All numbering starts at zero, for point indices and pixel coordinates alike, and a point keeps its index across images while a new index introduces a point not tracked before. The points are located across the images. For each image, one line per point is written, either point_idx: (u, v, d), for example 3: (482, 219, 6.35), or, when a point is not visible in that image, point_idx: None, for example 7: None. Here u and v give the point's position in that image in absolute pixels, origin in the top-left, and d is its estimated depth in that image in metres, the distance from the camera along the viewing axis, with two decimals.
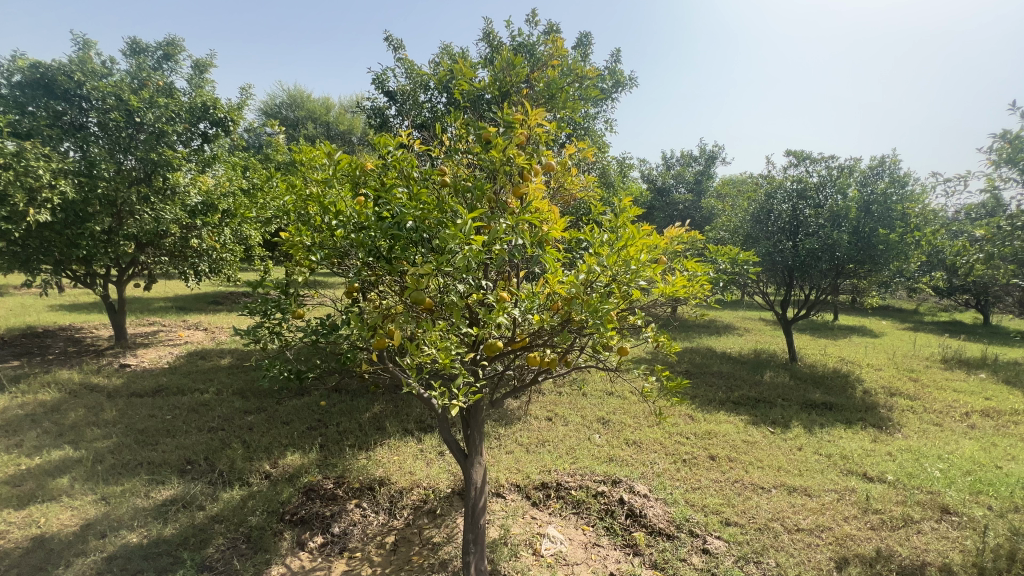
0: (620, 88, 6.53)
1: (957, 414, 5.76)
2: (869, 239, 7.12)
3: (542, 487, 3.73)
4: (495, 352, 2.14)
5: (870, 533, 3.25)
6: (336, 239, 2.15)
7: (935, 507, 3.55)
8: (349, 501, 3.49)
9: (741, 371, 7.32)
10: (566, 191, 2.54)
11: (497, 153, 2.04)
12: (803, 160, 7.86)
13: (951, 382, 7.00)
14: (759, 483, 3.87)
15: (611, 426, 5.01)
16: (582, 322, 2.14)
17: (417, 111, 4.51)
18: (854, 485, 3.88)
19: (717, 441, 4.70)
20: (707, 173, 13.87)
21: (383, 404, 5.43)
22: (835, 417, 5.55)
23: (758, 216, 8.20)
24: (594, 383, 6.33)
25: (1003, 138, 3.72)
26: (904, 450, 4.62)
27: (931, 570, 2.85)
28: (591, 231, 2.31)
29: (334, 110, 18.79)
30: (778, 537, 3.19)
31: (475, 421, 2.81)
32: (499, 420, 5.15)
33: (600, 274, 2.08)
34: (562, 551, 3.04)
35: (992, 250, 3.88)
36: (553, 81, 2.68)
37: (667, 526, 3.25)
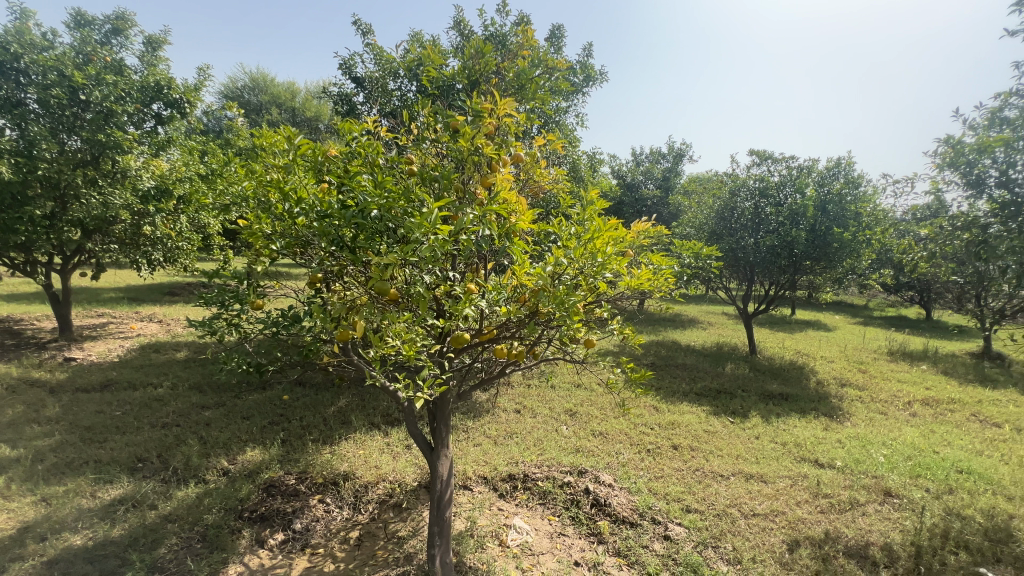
0: (591, 83, 6.57)
1: (900, 402, 6.13)
2: (825, 238, 7.50)
3: (509, 479, 3.76)
4: (462, 345, 2.13)
5: (820, 516, 3.42)
6: (297, 227, 2.06)
7: (879, 491, 3.77)
8: (312, 497, 3.42)
9: (704, 364, 7.54)
10: (536, 184, 2.51)
11: (464, 142, 2.00)
12: (766, 160, 8.13)
13: (896, 373, 7.45)
14: (718, 471, 4.01)
15: (579, 418, 5.09)
16: (549, 315, 2.14)
17: (386, 98, 4.40)
18: (806, 471, 4.07)
19: (680, 431, 4.85)
20: (675, 171, 14.20)
21: (349, 398, 5.33)
22: (790, 406, 5.82)
23: (722, 213, 8.41)
24: (563, 375, 6.40)
25: (947, 143, 3.94)
26: (853, 438, 4.88)
27: (873, 550, 3.03)
28: (558, 224, 2.32)
29: (299, 95, 18.16)
30: (735, 522, 3.31)
31: (442, 413, 2.78)
32: (467, 412, 5.15)
33: (567, 267, 2.09)
34: (528, 541, 3.06)
35: (936, 248, 4.08)
36: (524, 71, 2.64)
37: (630, 514, 3.31)
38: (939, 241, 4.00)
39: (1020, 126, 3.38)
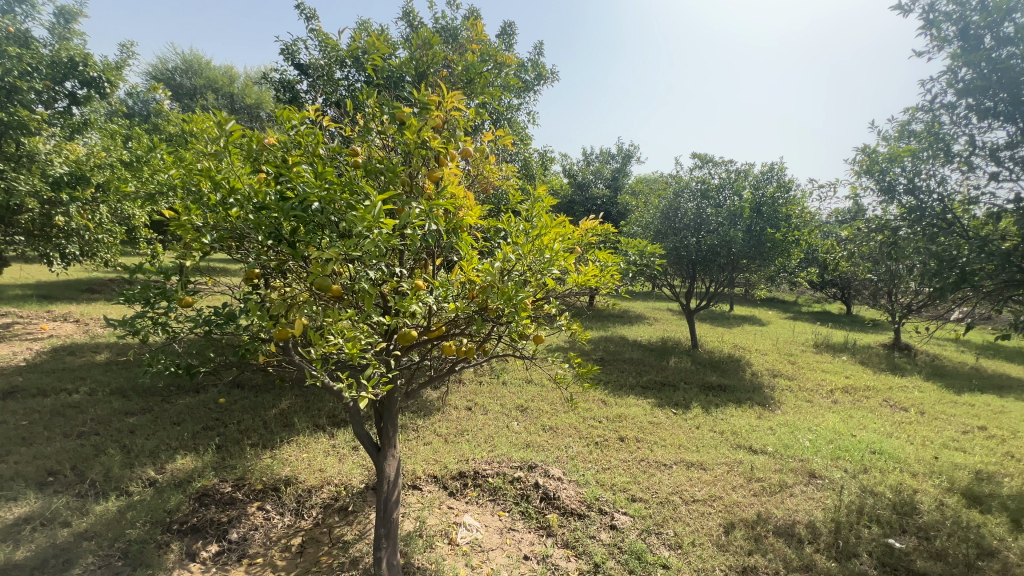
0: (542, 81, 6.63)
1: (823, 390, 6.64)
2: (760, 238, 8.00)
3: (459, 477, 3.74)
4: (409, 342, 2.10)
5: (752, 499, 3.64)
6: (231, 220, 1.93)
7: (805, 473, 4.06)
8: (251, 505, 3.25)
9: (649, 358, 7.84)
10: (485, 180, 2.49)
11: (410, 135, 1.93)
12: (707, 163, 8.53)
13: (820, 364, 8.07)
14: (662, 461, 4.18)
15: (529, 413, 5.14)
16: (497, 311, 2.14)
17: (333, 87, 4.25)
18: (741, 457, 4.32)
19: (627, 423, 5.01)
20: (624, 171, 14.66)
21: (293, 399, 5.11)
22: (728, 397, 6.15)
23: (667, 213, 8.75)
24: (514, 371, 6.44)
25: (863, 152, 4.29)
26: (782, 424, 5.23)
27: (799, 528, 3.26)
28: (507, 220, 2.31)
29: (238, 80, 17.15)
30: (677, 508, 3.46)
31: (388, 413, 2.72)
32: (417, 411, 5.08)
33: (515, 263, 2.09)
34: (478, 538, 3.06)
35: (854, 249, 4.44)
36: (472, 65, 2.61)
37: (578, 506, 3.38)
38: (858, 242, 4.36)
39: (924, 138, 3.75)
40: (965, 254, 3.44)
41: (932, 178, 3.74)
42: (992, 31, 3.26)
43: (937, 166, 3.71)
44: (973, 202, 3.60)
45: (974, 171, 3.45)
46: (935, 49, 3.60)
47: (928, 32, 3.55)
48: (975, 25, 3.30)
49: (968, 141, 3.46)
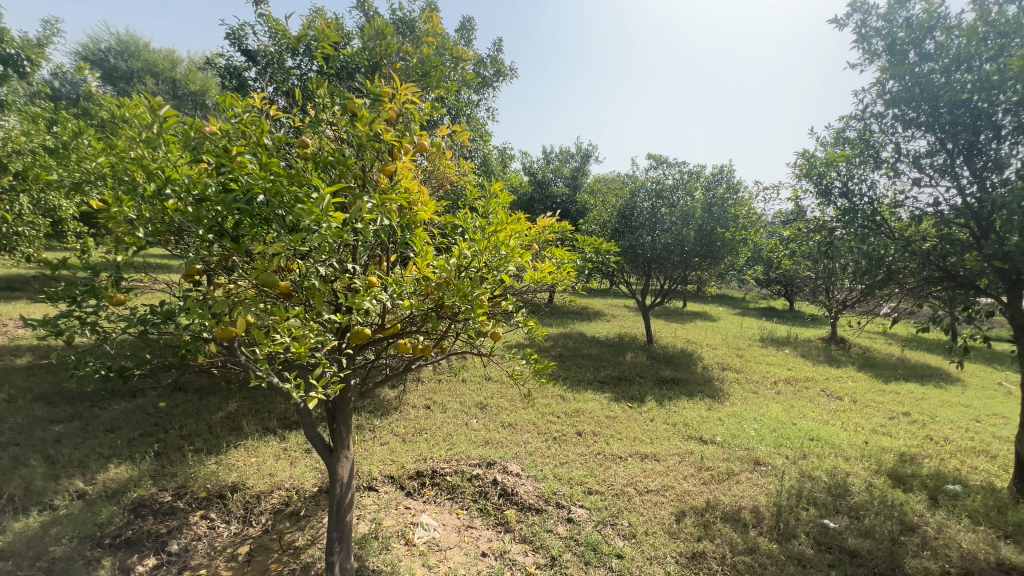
0: (501, 78, 6.63)
1: (768, 382, 7.02)
2: (710, 237, 8.34)
3: (417, 476, 3.69)
4: (362, 341, 2.04)
5: (702, 487, 3.79)
6: (168, 213, 1.81)
7: (750, 460, 4.27)
8: (193, 514, 3.08)
9: (607, 353, 8.02)
10: (442, 176, 2.45)
11: (362, 126, 1.86)
12: (661, 164, 8.80)
13: (766, 357, 8.51)
14: (618, 454, 4.28)
15: (488, 410, 5.14)
16: (454, 307, 2.12)
17: (284, 76, 4.10)
18: (692, 448, 4.49)
19: (584, 418, 5.10)
20: (583, 170, 14.91)
21: (240, 402, 4.88)
22: (681, 390, 6.38)
23: (624, 212, 8.96)
24: (473, 369, 6.42)
25: (803, 156, 4.54)
26: (730, 415, 5.49)
27: (745, 513, 3.42)
28: (464, 216, 2.30)
29: (181, 65, 16.14)
30: (631, 499, 3.55)
31: (341, 413, 2.64)
32: (374, 411, 4.97)
33: (471, 260, 2.07)
34: (435, 537, 3.03)
35: (795, 248, 4.71)
36: (428, 57, 2.56)
37: (536, 501, 3.42)
38: (798, 241, 4.62)
39: (857, 145, 4.01)
40: (892, 253, 3.71)
41: (863, 182, 4.02)
42: (915, 47, 3.53)
43: (868, 171, 3.99)
44: (898, 205, 3.90)
45: (899, 176, 3.73)
46: (867, 62, 3.85)
47: (861, 46, 3.80)
48: (901, 41, 3.56)
49: (895, 148, 3.74)
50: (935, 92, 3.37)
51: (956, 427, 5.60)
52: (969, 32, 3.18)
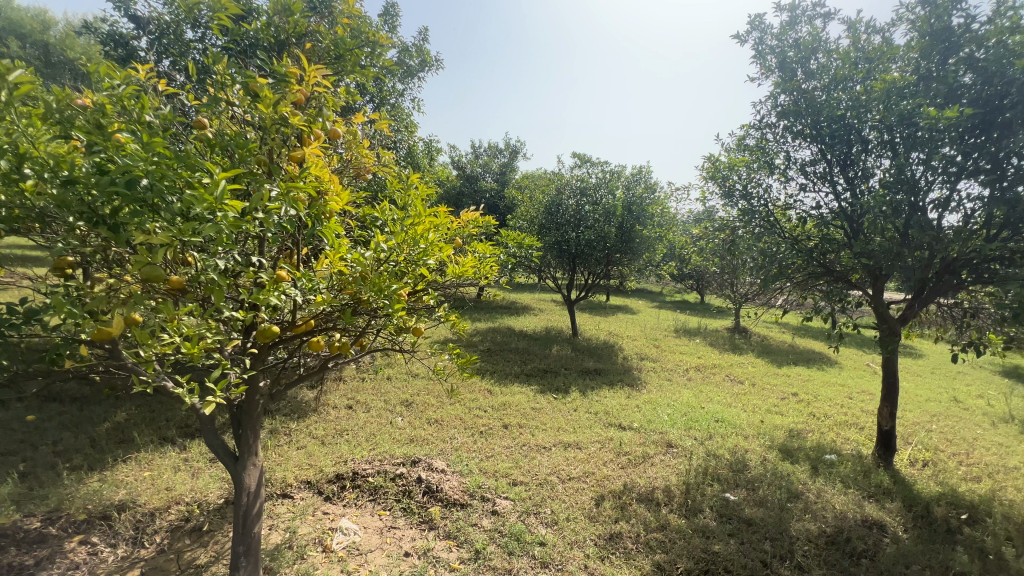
0: (427, 68, 6.48)
1: (681, 369, 7.55)
2: (630, 234, 8.75)
3: (336, 480, 3.54)
4: (269, 339, 1.91)
5: (620, 471, 4.00)
6: (27, 196, 1.55)
7: (664, 443, 4.58)
8: (70, 540, 2.71)
9: (534, 347, 8.19)
10: (360, 166, 2.34)
11: (264, 108, 1.71)
12: (586, 163, 9.11)
13: (679, 347, 9.14)
14: (542, 444, 4.39)
15: (414, 408, 5.04)
16: (370, 303, 2.04)
17: (183, 49, 3.71)
18: (611, 434, 4.71)
19: (511, 411, 5.17)
20: (511, 166, 15.07)
21: (131, 411, 4.38)
22: (603, 380, 6.68)
23: (550, 208, 9.15)
24: (398, 366, 6.26)
25: (709, 160, 4.90)
26: (647, 402, 5.83)
27: (658, 493, 3.65)
28: (382, 208, 2.21)
29: (53, 28, 14.09)
30: (554, 487, 3.66)
31: (248, 419, 2.45)
32: (290, 414, 4.69)
33: (389, 254, 2.01)
34: (356, 541, 2.93)
35: (703, 245, 5.08)
36: (342, 39, 2.41)
37: (461, 496, 3.41)
38: (706, 239, 4.99)
39: (755, 152, 4.40)
40: (783, 251, 4.13)
41: (760, 186, 4.43)
42: (802, 66, 3.94)
43: (763, 176, 4.40)
44: (789, 208, 4.34)
45: (789, 181, 4.15)
46: (763, 76, 4.24)
47: (758, 61, 4.17)
48: (790, 59, 3.96)
49: (786, 156, 4.15)
50: (817, 107, 3.78)
51: (834, 404, 6.38)
52: (845, 56, 3.61)
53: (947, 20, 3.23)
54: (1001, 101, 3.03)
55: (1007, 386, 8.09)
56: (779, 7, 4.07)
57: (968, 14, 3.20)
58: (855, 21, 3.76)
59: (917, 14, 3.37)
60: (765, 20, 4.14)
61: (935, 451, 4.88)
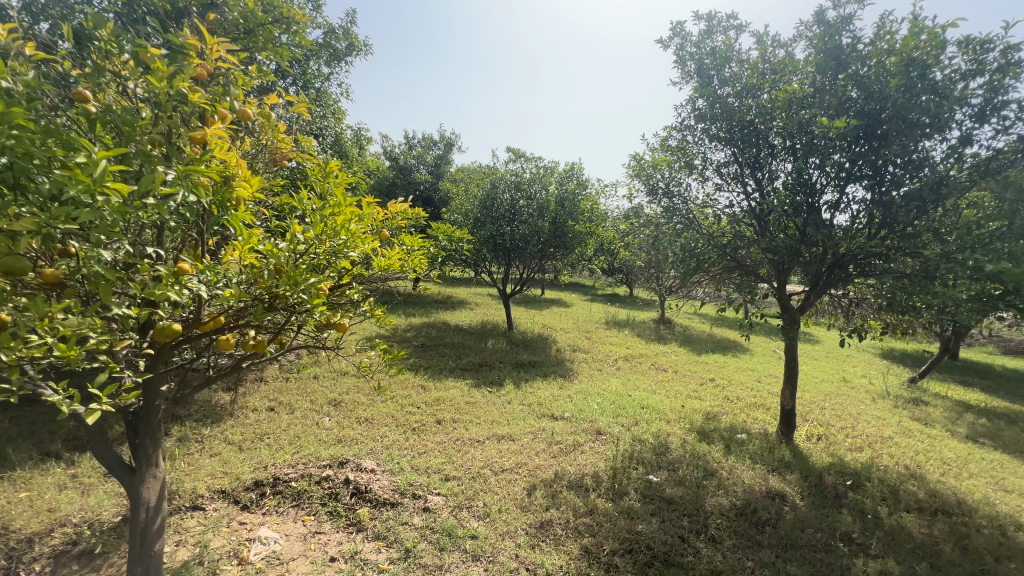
0: (355, 52, 6.21)
1: (610, 360, 7.86)
2: (563, 229, 8.97)
3: (255, 487, 3.32)
4: (169, 338, 1.73)
5: (551, 460, 4.10)
6: None
7: (593, 431, 4.75)
8: None
9: (469, 341, 8.15)
10: (275, 151, 2.18)
11: (157, 82, 1.54)
12: (520, 158, 9.19)
13: (609, 338, 9.52)
14: (476, 438, 4.39)
15: (343, 407, 4.84)
16: (287, 298, 1.91)
17: (63, 11, 3.27)
18: (544, 425, 4.82)
19: (444, 406, 5.12)
20: (446, 159, 14.91)
21: (5, 425, 3.83)
22: (537, 372, 6.81)
23: (485, 202, 9.12)
24: (326, 365, 5.98)
25: (634, 159, 5.12)
26: (578, 391, 6.02)
27: (586, 479, 3.79)
28: (300, 197, 2.09)
29: None
30: (487, 480, 3.67)
31: (147, 428, 2.21)
32: (202, 419, 4.33)
33: (307, 245, 1.89)
34: (277, 550, 2.76)
35: (628, 240, 5.31)
36: (253, 12, 2.23)
37: (391, 495, 3.32)
38: (632, 235, 5.22)
39: (677, 152, 4.66)
40: (700, 247, 4.42)
41: (681, 185, 4.69)
42: (717, 73, 4.21)
43: (684, 175, 4.67)
44: (706, 206, 4.63)
45: (706, 181, 4.43)
46: (684, 81, 4.48)
47: (679, 67, 4.40)
48: (707, 66, 4.21)
49: (703, 157, 4.43)
50: (730, 112, 4.06)
51: (745, 388, 6.96)
52: (754, 67, 3.91)
53: (838, 39, 3.59)
54: (880, 115, 3.43)
55: (884, 366, 9.26)
56: (698, 17, 4.32)
57: (855, 35, 3.58)
58: (763, 34, 4.08)
59: (814, 32, 3.72)
60: (685, 27, 4.37)
61: (827, 426, 5.46)
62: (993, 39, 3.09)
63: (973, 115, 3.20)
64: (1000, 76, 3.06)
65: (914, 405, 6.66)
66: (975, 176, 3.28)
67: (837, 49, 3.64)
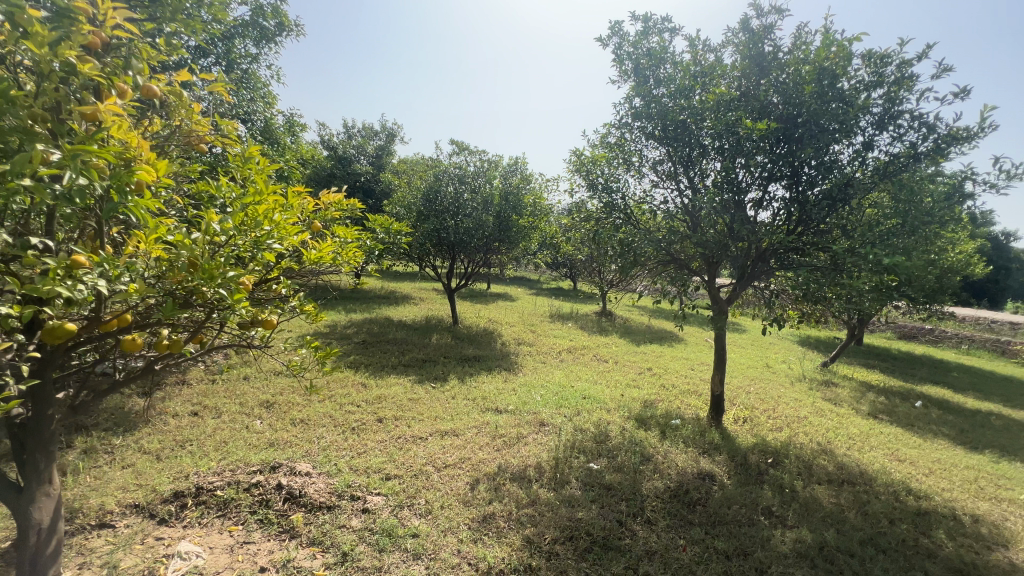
0: (285, 33, 5.84)
1: (554, 352, 8.00)
2: (508, 223, 8.99)
3: (175, 499, 3.07)
4: (62, 338, 1.54)
5: (495, 453, 4.11)
6: None
7: (536, 422, 4.81)
8: None
9: (413, 336, 7.99)
10: (191, 135, 1.99)
11: (38, 49, 1.34)
12: (464, 151, 9.08)
13: (554, 331, 9.68)
14: (418, 435, 4.31)
15: (275, 409, 4.59)
16: (205, 293, 1.76)
17: None
18: (488, 419, 4.81)
19: (386, 404, 4.98)
20: (388, 150, 14.50)
21: None
22: (481, 366, 6.79)
23: (428, 194, 8.87)
24: (257, 365, 5.63)
25: (575, 154, 5.20)
26: (522, 384, 6.08)
27: (529, 470, 3.83)
28: (217, 184, 1.92)
29: None
30: (429, 477, 3.61)
31: (40, 443, 1.96)
32: (112, 428, 3.94)
33: (226, 237, 1.75)
34: (199, 564, 2.54)
35: (570, 234, 5.42)
36: None
37: (328, 498, 3.19)
38: (574, 229, 5.31)
39: (616, 149, 4.78)
40: (637, 241, 4.58)
41: (619, 181, 4.82)
42: (653, 73, 4.35)
43: (622, 172, 4.80)
44: (643, 202, 4.79)
45: (643, 177, 4.59)
46: (622, 80, 4.60)
47: (617, 65, 4.51)
48: (643, 66, 4.34)
49: (640, 155, 4.57)
50: (664, 111, 4.21)
51: (680, 376, 7.32)
52: (686, 69, 4.08)
53: (761, 47, 3.83)
54: (797, 119, 3.69)
55: (801, 352, 10.08)
56: (635, 17, 4.43)
57: (775, 44, 3.83)
58: (694, 38, 4.25)
59: (740, 39, 3.93)
60: (623, 27, 4.48)
61: (752, 409, 5.87)
62: (891, 54, 3.42)
63: (874, 123, 3.52)
64: (896, 88, 3.38)
65: (826, 387, 7.30)
66: (876, 177, 3.62)
67: (760, 56, 3.88)
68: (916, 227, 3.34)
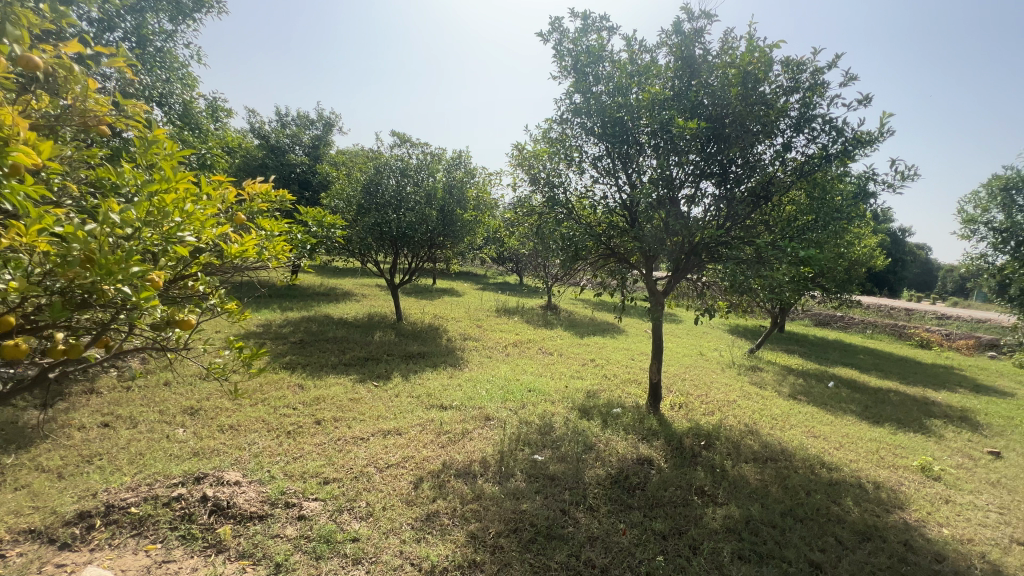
0: (204, 8, 5.38)
1: (500, 347, 8.02)
2: (452, 217, 8.87)
3: (80, 520, 2.77)
4: None
5: (440, 450, 4.05)
6: None
7: (482, 417, 4.80)
8: None
9: (354, 334, 7.71)
10: (87, 116, 1.78)
11: None
12: (405, 143, 8.85)
13: (500, 325, 9.70)
14: (359, 436, 4.17)
15: (200, 415, 4.26)
16: (108, 291, 1.59)
17: None
18: (432, 416, 4.74)
19: (325, 405, 4.77)
20: (324, 140, 13.86)
21: None
22: (426, 362, 6.67)
23: (368, 187, 8.60)
24: (179, 369, 5.20)
25: (517, 149, 5.19)
26: (468, 379, 6.04)
27: (474, 465, 3.82)
28: (120, 172, 1.73)
29: None
30: (370, 478, 3.50)
31: None
32: (4, 445, 3.49)
33: (131, 229, 1.58)
34: None
35: (514, 228, 5.43)
36: None
37: (260, 507, 3.02)
38: (518, 223, 5.32)
39: (557, 145, 4.82)
40: (578, 235, 4.66)
41: (561, 176, 4.88)
42: (592, 70, 4.42)
43: (563, 167, 4.85)
44: (584, 197, 4.88)
45: (583, 173, 4.66)
46: (563, 76, 4.64)
47: (558, 61, 4.54)
48: (582, 63, 4.40)
49: (581, 150, 4.64)
50: (603, 108, 4.28)
51: (621, 366, 7.57)
52: (623, 67, 4.18)
53: (692, 50, 4.00)
54: (725, 120, 3.88)
55: (732, 340, 10.76)
56: (574, 13, 4.47)
57: (705, 47, 4.01)
58: (631, 38, 4.36)
59: (673, 41, 4.08)
60: (563, 23, 4.51)
61: (687, 395, 6.18)
62: (805, 61, 3.68)
63: (792, 125, 3.79)
64: (810, 94, 3.66)
65: (752, 372, 7.84)
66: (793, 176, 3.91)
67: (691, 58, 4.04)
68: (827, 223, 3.72)
